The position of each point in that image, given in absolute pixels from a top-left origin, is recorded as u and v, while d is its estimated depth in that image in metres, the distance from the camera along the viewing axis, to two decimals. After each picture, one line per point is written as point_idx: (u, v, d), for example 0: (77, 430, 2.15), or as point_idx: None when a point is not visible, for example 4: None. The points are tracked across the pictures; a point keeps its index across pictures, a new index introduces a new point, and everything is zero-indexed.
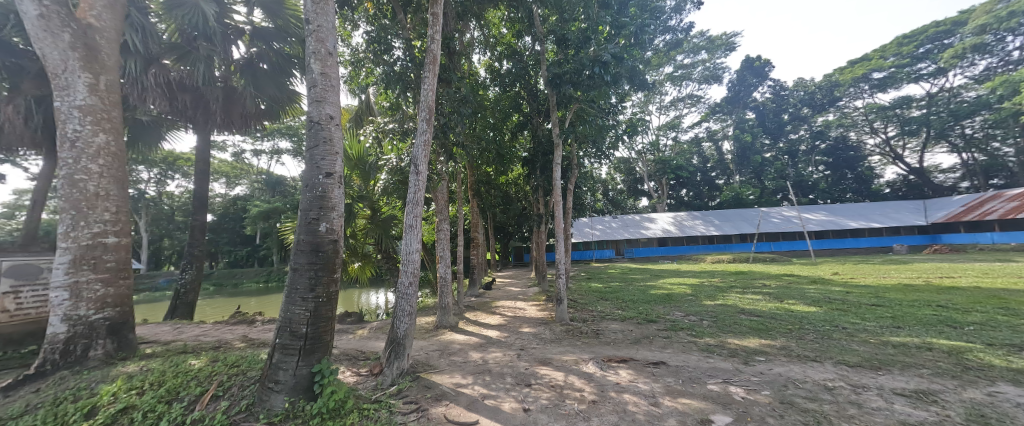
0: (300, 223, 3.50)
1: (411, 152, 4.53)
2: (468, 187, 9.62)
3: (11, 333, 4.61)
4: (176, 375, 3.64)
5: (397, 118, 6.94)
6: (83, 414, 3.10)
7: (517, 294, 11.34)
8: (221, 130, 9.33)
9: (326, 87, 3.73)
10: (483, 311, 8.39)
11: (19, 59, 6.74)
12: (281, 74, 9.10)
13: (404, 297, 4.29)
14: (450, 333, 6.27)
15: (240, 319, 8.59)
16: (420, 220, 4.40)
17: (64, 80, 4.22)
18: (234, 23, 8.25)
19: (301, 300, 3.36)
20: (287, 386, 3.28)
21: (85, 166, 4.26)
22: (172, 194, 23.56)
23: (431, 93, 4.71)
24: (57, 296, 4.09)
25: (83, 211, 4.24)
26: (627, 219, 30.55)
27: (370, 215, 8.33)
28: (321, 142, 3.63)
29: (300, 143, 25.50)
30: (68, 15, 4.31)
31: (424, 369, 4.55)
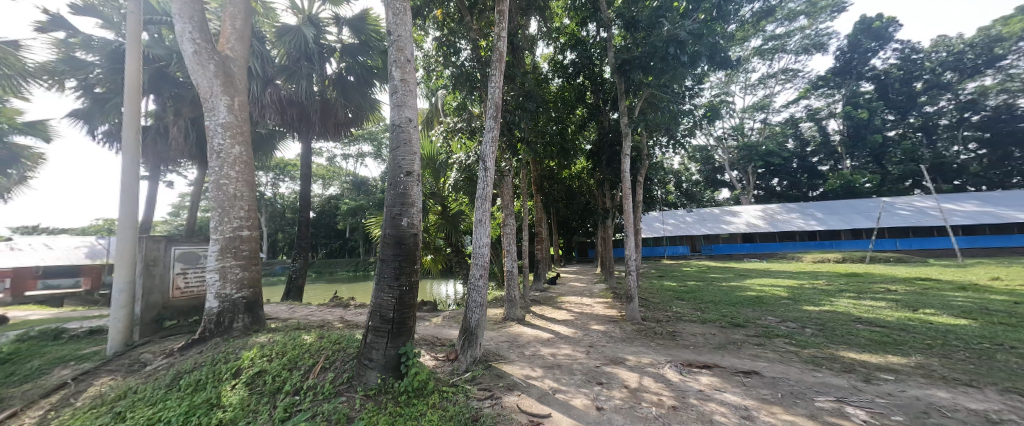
0: (386, 217, 3.85)
1: (480, 149, 4.65)
2: (532, 182, 9.63)
3: (182, 305, 5.89)
4: (294, 347, 4.30)
5: (464, 117, 7.12)
6: (231, 374, 3.85)
7: (584, 290, 11.10)
8: (316, 138, 10.54)
9: (406, 93, 4.03)
10: (549, 306, 8.39)
11: (179, 89, 8.54)
12: (365, 85, 10.08)
13: (475, 288, 4.47)
14: (519, 326, 6.39)
15: (337, 302, 9.82)
16: (488, 215, 4.52)
17: (211, 103, 5.21)
18: (328, 42, 9.29)
19: (388, 287, 3.71)
20: (379, 364, 3.65)
21: (227, 172, 5.23)
22: (283, 195, 27.68)
23: (499, 90, 4.80)
24: (212, 277, 5.11)
25: (226, 208, 5.21)
26: (705, 213, 27.92)
27: (441, 211, 8.91)
28: (402, 143, 3.93)
29: (380, 146, 28.03)
30: (212, 50, 5.28)
31: (496, 359, 4.71)
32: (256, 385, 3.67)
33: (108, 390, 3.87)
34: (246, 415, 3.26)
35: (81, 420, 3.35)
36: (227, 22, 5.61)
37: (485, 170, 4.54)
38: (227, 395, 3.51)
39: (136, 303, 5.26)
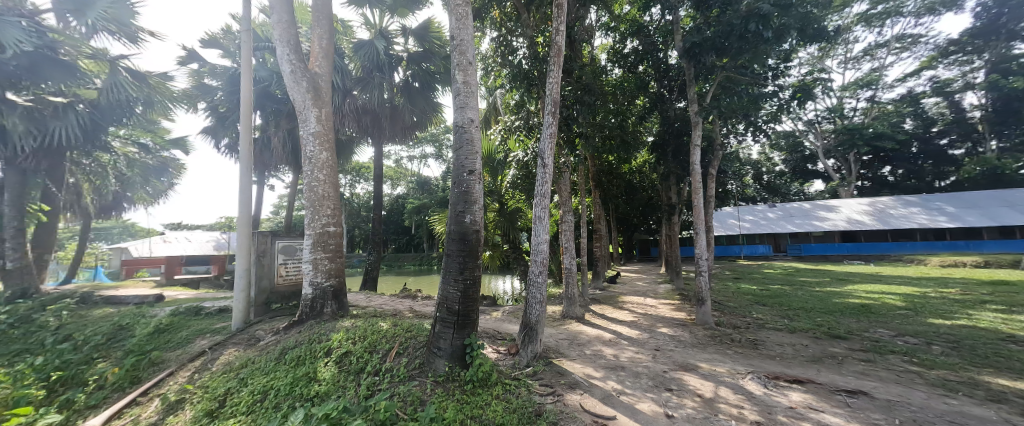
0: (451, 215, 4.06)
1: (538, 146, 4.67)
2: (590, 177, 9.37)
3: (284, 290, 6.80)
4: (373, 332, 4.74)
5: (522, 115, 7.17)
6: (323, 352, 4.38)
7: (648, 290, 10.56)
8: (386, 142, 11.42)
9: (468, 95, 4.20)
10: (610, 305, 8.13)
11: (280, 105, 9.98)
12: (429, 90, 10.67)
13: (535, 285, 4.49)
14: (579, 324, 6.31)
15: (407, 294, 10.58)
16: (547, 212, 4.52)
17: (303, 116, 5.95)
18: (397, 52, 9.99)
19: (454, 281, 3.92)
20: (447, 353, 3.89)
21: (317, 175, 5.93)
22: (358, 194, 30.43)
23: (557, 85, 4.76)
24: (307, 267, 5.86)
25: (317, 208, 5.92)
26: (792, 208, 24.84)
27: (498, 208, 9.16)
28: (465, 143, 4.11)
29: (442, 147, 29.36)
30: (304, 68, 6.01)
31: (557, 356, 4.72)
32: (344, 364, 4.14)
33: (232, 359, 4.65)
34: (336, 389, 3.68)
35: (215, 383, 4.08)
36: (316, 42, 6.32)
37: (543, 166, 4.54)
38: (321, 370, 4.01)
39: (249, 288, 6.19)
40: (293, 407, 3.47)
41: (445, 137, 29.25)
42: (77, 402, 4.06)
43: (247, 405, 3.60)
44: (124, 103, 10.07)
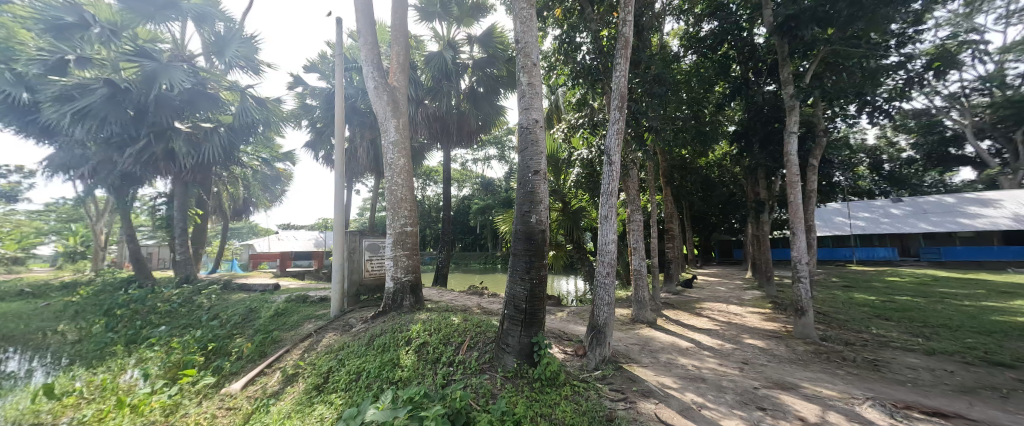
0: (517, 215, 4.18)
1: (604, 143, 4.56)
2: (661, 174, 8.84)
3: (370, 283, 7.60)
4: (446, 325, 5.07)
5: (585, 112, 7.03)
6: (404, 341, 4.80)
7: (731, 297, 9.62)
8: (454, 147, 12.02)
9: (533, 96, 4.27)
10: (686, 311, 7.58)
11: (365, 118, 11.14)
12: (493, 94, 11.04)
13: (603, 286, 4.37)
14: (651, 330, 5.99)
15: (474, 291, 11.04)
16: (615, 210, 4.38)
17: (385, 126, 6.58)
18: (463, 61, 10.52)
19: (520, 279, 4.03)
20: (515, 350, 4.00)
21: (396, 180, 6.51)
22: (429, 197, 32.45)
23: (624, 79, 4.60)
24: (389, 264, 6.47)
25: (397, 209, 6.52)
26: (924, 204, 20.62)
27: (562, 207, 9.05)
28: (530, 144, 4.19)
29: (504, 148, 29.91)
30: (384, 83, 6.64)
31: (627, 361, 4.57)
32: (422, 353, 4.50)
33: (332, 342, 5.34)
34: (416, 376, 4.02)
35: (319, 362, 4.74)
36: (395, 58, 6.93)
37: (610, 164, 4.43)
38: (403, 357, 4.41)
39: (343, 280, 7.05)
40: (382, 388, 3.89)
41: (507, 138, 29.75)
42: (224, 370, 5.13)
43: (346, 382, 4.13)
44: (251, 124, 12.10)
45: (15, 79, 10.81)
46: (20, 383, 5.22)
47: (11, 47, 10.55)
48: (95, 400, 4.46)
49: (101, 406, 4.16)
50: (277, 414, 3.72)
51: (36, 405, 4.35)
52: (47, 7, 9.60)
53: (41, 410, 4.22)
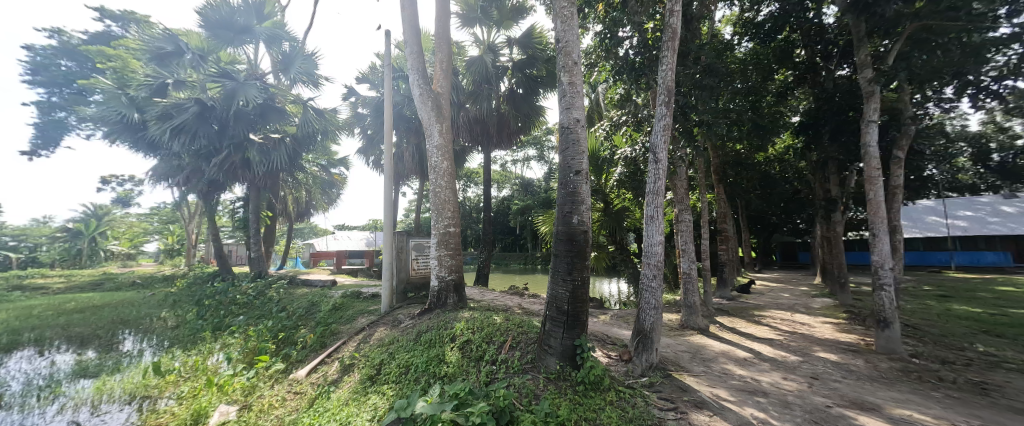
0: (558, 216, 4.17)
1: (649, 141, 4.42)
2: (712, 172, 8.34)
3: (417, 281, 7.90)
4: (489, 324, 5.18)
5: (628, 110, 6.83)
6: (449, 338, 4.97)
7: (793, 304, 8.85)
8: (494, 149, 12.17)
9: (574, 95, 4.26)
10: (741, 318, 7.09)
11: (411, 123, 11.63)
12: (532, 95, 11.09)
13: (649, 290, 4.23)
14: (703, 337, 5.67)
15: (515, 291, 11.12)
16: (661, 210, 4.22)
17: (429, 130, 6.85)
18: (503, 63, 10.66)
19: (562, 281, 4.03)
20: (557, 351, 4.01)
21: (440, 182, 6.75)
22: (469, 198, 33.10)
23: (671, 72, 4.44)
24: (434, 263, 6.72)
25: (442, 210, 6.76)
26: None
27: (603, 208, 8.82)
28: (571, 143, 4.17)
29: (544, 149, 29.77)
30: (428, 89, 6.92)
31: (677, 369, 4.38)
32: (466, 350, 4.65)
33: (383, 336, 5.66)
34: (461, 372, 4.16)
35: (372, 354, 5.05)
36: (439, 65, 7.19)
37: (656, 162, 4.28)
38: (448, 354, 4.57)
39: (391, 278, 7.40)
40: (429, 382, 4.07)
41: (546, 138, 29.56)
42: (292, 358, 5.68)
43: (396, 374, 4.38)
44: (311, 133, 13.10)
45: (129, 102, 12.56)
46: (134, 360, 6.12)
47: (130, 76, 12.41)
48: (191, 378, 5.15)
49: (194, 384, 4.79)
50: (337, 401, 4.04)
51: (147, 380, 5.11)
52: (154, 41, 11.28)
53: (151, 384, 4.98)
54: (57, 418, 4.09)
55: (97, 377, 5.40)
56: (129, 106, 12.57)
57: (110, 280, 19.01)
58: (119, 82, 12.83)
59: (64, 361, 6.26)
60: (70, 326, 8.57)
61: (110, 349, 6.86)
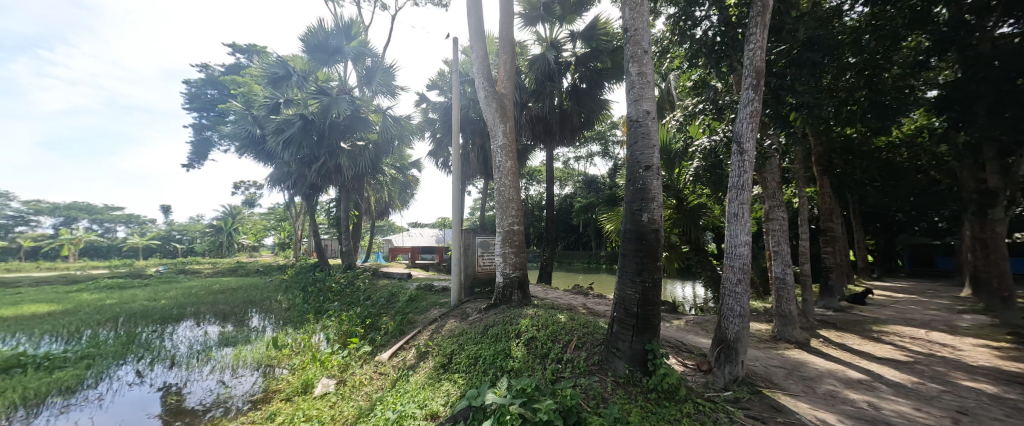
0: (626, 214, 3.96)
1: (733, 130, 3.96)
2: (815, 163, 7.20)
3: (483, 277, 8.13)
4: (554, 322, 5.10)
5: (706, 97, 6.21)
6: (514, 334, 5.01)
7: (924, 319, 7.31)
8: (557, 146, 11.95)
9: (643, 86, 3.98)
10: (851, 333, 6.04)
11: (476, 124, 11.94)
12: (596, 89, 10.73)
13: (733, 295, 3.79)
14: (802, 353, 4.93)
15: (579, 290, 10.87)
16: (748, 207, 3.72)
17: (493, 131, 6.97)
18: (565, 58, 10.45)
19: (631, 282, 3.81)
20: (626, 356, 3.79)
21: (504, 181, 6.84)
22: (532, 196, 33.17)
23: (761, 51, 3.93)
24: (499, 260, 6.84)
25: (506, 209, 6.84)
26: None
27: (676, 205, 8.15)
28: (641, 137, 3.91)
29: (608, 144, 28.63)
30: (493, 91, 7.04)
31: (768, 386, 3.87)
32: (531, 347, 4.63)
33: (453, 328, 5.91)
34: (527, 368, 4.16)
35: (444, 344, 5.30)
36: (503, 66, 7.26)
37: (742, 153, 3.81)
38: (514, 349, 4.61)
39: (459, 273, 7.71)
40: (497, 375, 4.14)
41: (612, 133, 28.37)
42: (377, 342, 6.25)
43: (466, 364, 4.55)
44: (389, 139, 14.16)
45: (254, 120, 15.14)
46: (259, 334, 7.27)
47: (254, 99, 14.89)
48: (301, 353, 5.94)
49: (303, 358, 5.52)
50: (416, 384, 4.31)
51: (271, 351, 6.05)
52: (269, 66, 13.34)
53: (272, 355, 5.88)
54: (209, 375, 5.23)
55: (234, 346, 6.53)
56: (253, 124, 15.14)
57: (239, 268, 22.84)
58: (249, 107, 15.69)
59: (212, 332, 7.68)
60: (213, 304, 10.48)
61: (242, 324, 8.26)
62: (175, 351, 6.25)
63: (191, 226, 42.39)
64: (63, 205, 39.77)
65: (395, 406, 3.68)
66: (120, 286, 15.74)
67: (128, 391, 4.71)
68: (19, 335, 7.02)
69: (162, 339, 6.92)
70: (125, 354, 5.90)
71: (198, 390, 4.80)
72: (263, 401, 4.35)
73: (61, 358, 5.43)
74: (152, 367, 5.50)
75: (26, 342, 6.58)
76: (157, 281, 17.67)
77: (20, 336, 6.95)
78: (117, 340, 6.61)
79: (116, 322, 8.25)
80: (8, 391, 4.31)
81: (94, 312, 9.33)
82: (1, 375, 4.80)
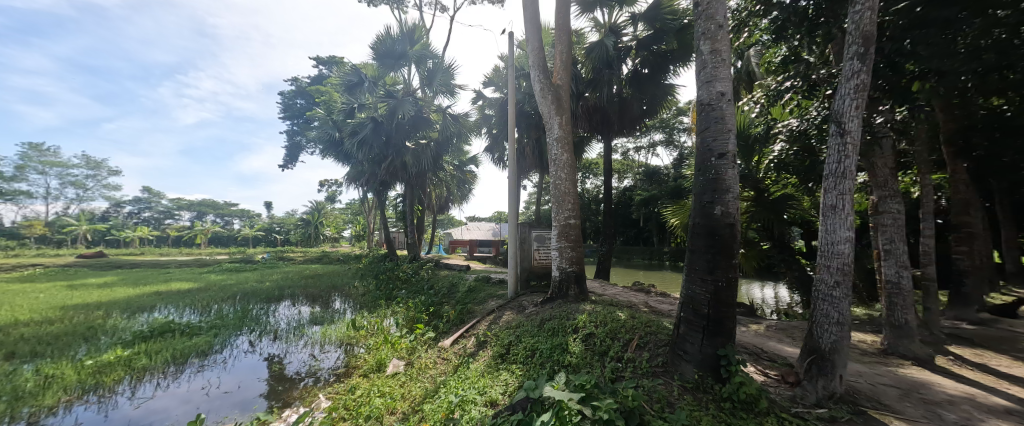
0: (695, 207, 3.62)
1: (830, 108, 3.38)
2: (945, 145, 5.91)
3: (539, 271, 8.07)
4: (612, 319, 4.87)
5: (794, 73, 5.43)
6: (572, 329, 4.88)
7: None
8: (616, 137, 11.34)
9: (717, 64, 3.56)
10: (994, 352, 4.90)
11: (532, 117, 11.81)
12: (659, 73, 10.00)
13: (829, 300, 3.24)
14: (921, 372, 4.12)
15: (641, 287, 10.32)
16: (851, 198, 3.13)
17: (549, 124, 6.81)
18: (626, 43, 9.87)
19: (701, 280, 3.48)
20: (695, 359, 3.47)
21: (560, 175, 6.67)
22: (589, 190, 32.19)
23: (871, 11, 3.28)
24: (555, 254, 6.71)
25: (563, 203, 6.67)
26: None
27: (755, 197, 7.30)
28: (714, 122, 3.52)
29: (673, 132, 26.68)
30: (550, 83, 6.87)
31: (876, 408, 3.26)
32: (590, 343, 4.47)
33: (511, 320, 5.94)
34: (586, 364, 4.02)
35: (502, 334, 5.36)
36: (560, 56, 7.04)
37: (843, 134, 3.22)
38: (571, 343, 4.49)
39: (516, 266, 7.75)
40: (554, 369, 4.07)
41: (677, 120, 26.42)
42: (440, 329, 6.53)
43: (523, 356, 4.55)
44: (448, 135, 14.64)
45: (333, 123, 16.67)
46: (342, 316, 8.03)
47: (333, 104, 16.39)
48: (376, 333, 6.39)
49: (377, 339, 5.93)
50: (476, 371, 4.41)
51: (351, 331, 6.60)
52: (346, 74, 14.56)
53: (353, 334, 6.44)
54: (303, 349, 5.91)
55: (322, 324, 7.27)
56: (333, 128, 16.72)
57: (324, 256, 25.52)
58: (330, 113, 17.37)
59: (305, 311, 8.68)
60: (304, 287, 11.83)
61: (328, 306, 9.21)
62: (278, 326, 7.14)
63: (286, 220, 48.46)
64: (196, 202, 47.99)
65: (457, 390, 3.77)
66: (235, 269, 18.55)
67: (245, 357, 5.52)
68: (169, 306, 8.58)
69: (268, 315, 7.96)
70: (241, 327, 6.88)
71: (295, 360, 5.42)
72: (345, 375, 4.79)
73: (197, 326, 6.50)
74: (261, 339, 6.35)
75: (173, 312, 8.02)
76: (262, 266, 20.49)
77: (169, 307, 8.50)
78: (236, 314, 7.76)
79: (234, 299, 9.70)
80: (163, 350, 5.26)
81: (217, 290, 11.07)
82: (158, 337, 5.89)
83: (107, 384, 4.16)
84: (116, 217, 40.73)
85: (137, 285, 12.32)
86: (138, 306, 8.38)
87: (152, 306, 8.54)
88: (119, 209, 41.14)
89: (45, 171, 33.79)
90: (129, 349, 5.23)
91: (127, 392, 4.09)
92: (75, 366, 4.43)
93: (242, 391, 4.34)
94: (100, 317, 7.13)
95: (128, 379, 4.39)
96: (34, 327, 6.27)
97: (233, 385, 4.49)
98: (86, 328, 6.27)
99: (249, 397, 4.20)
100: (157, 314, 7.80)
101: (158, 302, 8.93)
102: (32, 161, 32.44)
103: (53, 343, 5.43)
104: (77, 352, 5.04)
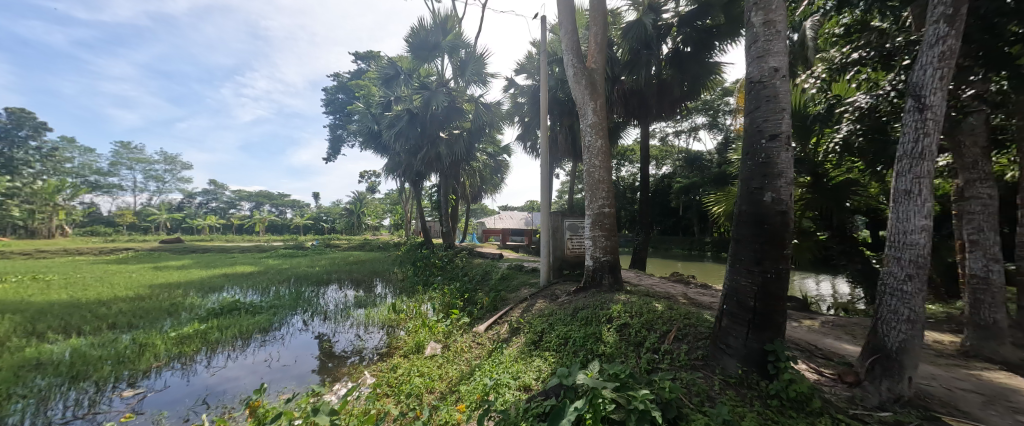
0: (742, 193, 3.38)
1: (908, 80, 2.99)
2: None
3: (572, 259, 7.97)
4: (648, 310, 4.71)
5: (860, 44, 4.86)
6: (605, 319, 4.78)
7: None
8: (654, 120, 10.80)
9: (770, 37, 3.25)
10: None
11: (564, 103, 11.53)
12: (703, 51, 9.35)
13: (897, 295, 2.92)
14: (1011, 377, 3.63)
15: (680, 278, 9.91)
16: (930, 181, 2.76)
17: (583, 110, 6.59)
18: (666, 21, 9.30)
19: (747, 271, 3.26)
20: (739, 353, 3.27)
21: (593, 162, 6.46)
22: (625, 177, 31.14)
23: None
24: (589, 243, 6.58)
25: (596, 191, 6.48)
26: None
27: (811, 182, 6.69)
28: (765, 101, 3.22)
29: (718, 115, 25.04)
30: (584, 67, 6.62)
31: (951, 414, 2.93)
32: (624, 334, 4.36)
33: (544, 308, 5.93)
34: (620, 354, 3.94)
35: (535, 322, 5.35)
36: (593, 40, 6.72)
37: (922, 109, 2.84)
38: (605, 333, 4.40)
39: (549, 255, 7.71)
40: (588, 357, 4.02)
41: (723, 101, 24.68)
42: (474, 314, 6.69)
43: (557, 344, 4.53)
44: (480, 124, 14.70)
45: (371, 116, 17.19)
46: (383, 299, 8.40)
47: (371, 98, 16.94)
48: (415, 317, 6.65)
49: (416, 322, 6.13)
50: (509, 356, 4.46)
51: (392, 314, 6.88)
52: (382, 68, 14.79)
53: (394, 317, 6.71)
54: (350, 329, 6.26)
55: (366, 307, 7.65)
56: (372, 121, 17.28)
57: (366, 244, 26.82)
58: (369, 107, 17.95)
59: (350, 294, 9.20)
60: (349, 272, 12.53)
61: (370, 290, 9.71)
62: (326, 307, 7.60)
63: (331, 209, 51.24)
64: (254, 193, 51.91)
65: (491, 374, 3.84)
66: (290, 254, 20.01)
67: (299, 334, 5.95)
68: (235, 287, 9.42)
69: (318, 297, 8.52)
70: (296, 307, 7.40)
71: (343, 339, 5.78)
72: (388, 355, 5.02)
73: (258, 305, 7.06)
74: (313, 319, 6.80)
75: (239, 292, 8.81)
76: (312, 252, 21.93)
77: (235, 288, 9.34)
78: (291, 296, 8.37)
79: (289, 281, 10.48)
80: (232, 326, 5.76)
81: (274, 273, 12.02)
82: (228, 314, 6.47)
83: (188, 353, 4.63)
84: (189, 206, 45.20)
85: (209, 267, 13.66)
86: (210, 286, 9.29)
87: (221, 286, 9.41)
88: (191, 200, 45.56)
89: (132, 167, 37.93)
90: (204, 324, 5.80)
91: (203, 362, 4.54)
92: (162, 337, 4.98)
93: (298, 365, 4.69)
94: (180, 295, 7.96)
95: (204, 350, 4.86)
96: (129, 302, 7.13)
97: (290, 358, 4.86)
98: (169, 304, 7.03)
99: (305, 370, 4.52)
100: (225, 293, 8.61)
101: (226, 283, 9.84)
102: (121, 158, 36.51)
103: (144, 316, 6.12)
104: (163, 324, 5.67)
